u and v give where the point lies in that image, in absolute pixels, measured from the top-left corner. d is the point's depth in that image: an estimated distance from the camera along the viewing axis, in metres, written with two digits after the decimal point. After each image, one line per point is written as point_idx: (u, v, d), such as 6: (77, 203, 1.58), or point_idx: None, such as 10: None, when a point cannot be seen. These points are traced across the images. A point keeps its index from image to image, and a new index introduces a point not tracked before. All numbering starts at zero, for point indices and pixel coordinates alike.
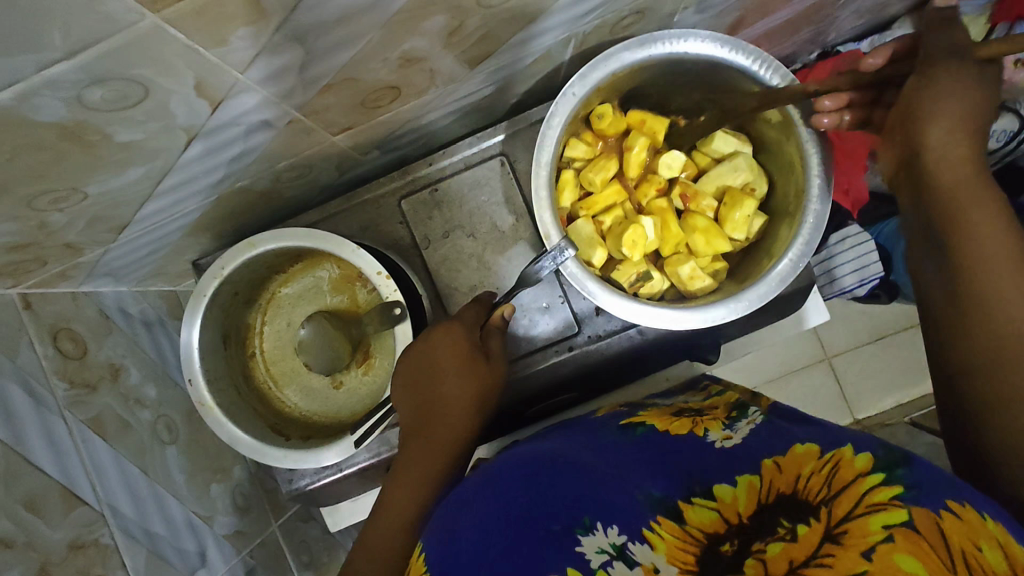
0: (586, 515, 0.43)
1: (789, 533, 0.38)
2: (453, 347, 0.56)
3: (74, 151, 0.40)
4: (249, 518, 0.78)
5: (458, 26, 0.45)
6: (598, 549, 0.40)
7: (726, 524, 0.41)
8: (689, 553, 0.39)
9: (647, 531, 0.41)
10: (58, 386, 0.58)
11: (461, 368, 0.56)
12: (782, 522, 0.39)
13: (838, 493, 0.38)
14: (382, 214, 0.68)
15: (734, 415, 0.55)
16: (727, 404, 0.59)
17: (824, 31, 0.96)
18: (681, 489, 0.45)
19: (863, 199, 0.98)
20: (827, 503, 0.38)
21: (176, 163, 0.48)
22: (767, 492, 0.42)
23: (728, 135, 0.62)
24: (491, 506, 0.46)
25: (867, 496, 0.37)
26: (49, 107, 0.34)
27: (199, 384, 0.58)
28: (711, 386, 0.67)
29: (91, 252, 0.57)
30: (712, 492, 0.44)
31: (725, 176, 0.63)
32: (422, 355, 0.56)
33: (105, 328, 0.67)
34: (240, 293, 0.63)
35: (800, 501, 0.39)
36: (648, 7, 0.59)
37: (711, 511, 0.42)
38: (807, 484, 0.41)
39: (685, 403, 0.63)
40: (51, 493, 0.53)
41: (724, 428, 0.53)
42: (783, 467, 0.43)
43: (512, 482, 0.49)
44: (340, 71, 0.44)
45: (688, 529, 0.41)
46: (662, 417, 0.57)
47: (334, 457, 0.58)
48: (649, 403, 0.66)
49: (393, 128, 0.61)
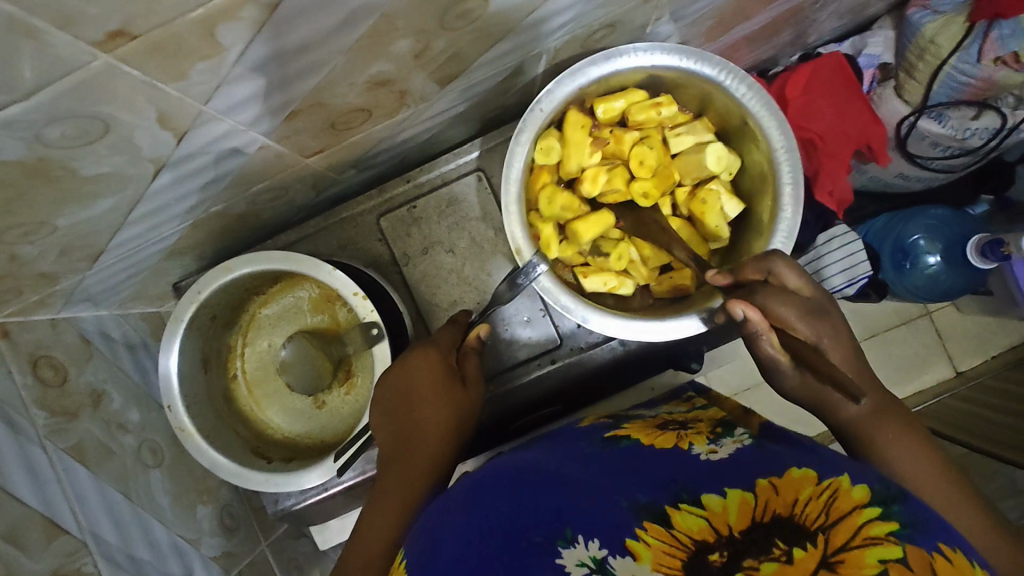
0: (569, 528, 0.42)
1: (784, 555, 0.36)
2: (428, 371, 0.57)
3: (39, 187, 0.40)
4: (237, 539, 0.78)
5: (424, 48, 0.45)
6: (579, 562, 0.39)
7: (715, 534, 0.39)
8: (674, 557, 0.38)
9: (630, 541, 0.40)
10: (38, 416, 0.58)
11: (437, 389, 0.56)
12: (777, 543, 0.37)
13: (836, 521, 0.37)
14: (360, 232, 0.68)
15: (720, 432, 0.56)
16: (712, 420, 0.59)
17: (804, 30, 0.97)
18: (668, 496, 0.44)
19: (848, 198, 1.02)
20: (825, 530, 0.37)
21: (146, 193, 0.48)
22: (761, 511, 0.40)
23: (680, 135, 0.60)
24: (472, 516, 0.46)
25: (864, 528, 0.36)
26: (9, 146, 0.34)
27: (178, 410, 0.58)
28: (696, 399, 0.67)
29: (66, 280, 0.57)
30: (700, 501, 0.42)
31: (692, 170, 0.61)
32: (399, 381, 0.56)
33: (85, 354, 0.66)
34: (219, 316, 0.62)
35: (796, 524, 0.38)
36: (619, 20, 0.58)
37: (698, 518, 0.41)
38: (804, 508, 0.39)
39: (668, 415, 0.63)
40: (32, 524, 0.53)
41: (709, 443, 0.53)
42: (779, 488, 0.42)
43: (498, 491, 0.49)
44: (307, 96, 0.44)
45: (675, 534, 0.40)
46: (646, 432, 0.57)
47: (316, 479, 0.58)
48: (634, 414, 0.66)
49: (368, 147, 0.60)
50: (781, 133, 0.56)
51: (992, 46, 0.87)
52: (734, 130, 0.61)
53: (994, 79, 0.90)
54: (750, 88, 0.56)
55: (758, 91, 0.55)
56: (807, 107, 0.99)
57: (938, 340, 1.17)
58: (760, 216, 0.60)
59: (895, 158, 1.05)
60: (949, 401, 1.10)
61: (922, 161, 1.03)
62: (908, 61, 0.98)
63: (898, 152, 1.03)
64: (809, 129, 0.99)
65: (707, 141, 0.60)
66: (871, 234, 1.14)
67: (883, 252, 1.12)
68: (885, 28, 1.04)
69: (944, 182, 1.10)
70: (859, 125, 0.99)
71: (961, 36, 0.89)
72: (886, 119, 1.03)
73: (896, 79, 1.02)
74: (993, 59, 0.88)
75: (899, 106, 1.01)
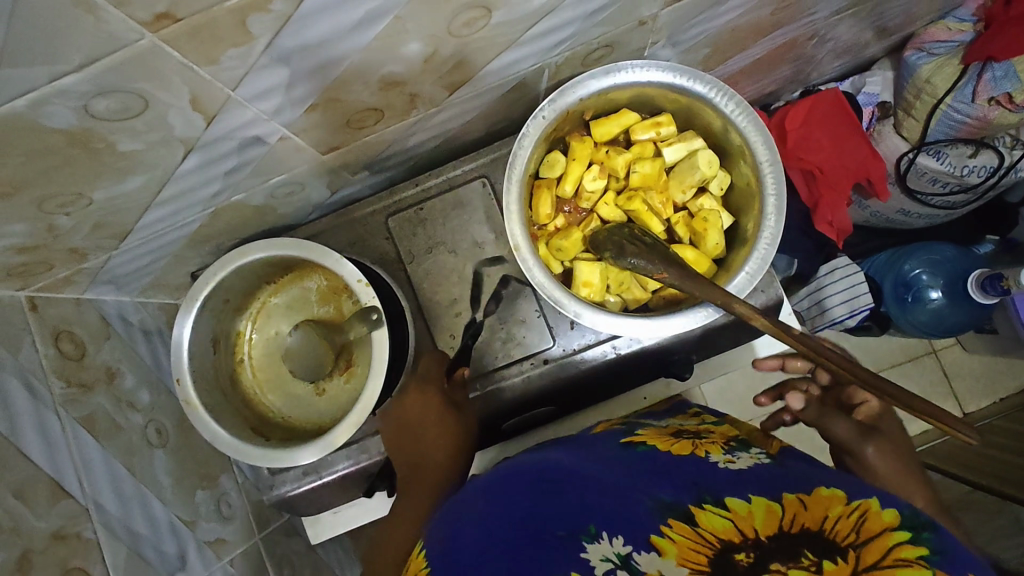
0: (592, 523, 0.43)
1: (813, 565, 0.35)
2: (427, 403, 0.63)
3: (81, 158, 0.44)
4: (233, 527, 0.80)
5: (432, 53, 0.50)
6: (602, 557, 0.40)
7: (742, 535, 0.39)
8: (700, 553, 0.39)
9: (655, 537, 0.41)
10: (55, 384, 0.61)
11: (437, 419, 0.63)
12: (805, 553, 0.36)
13: (866, 540, 0.36)
14: (370, 230, 0.72)
15: (734, 445, 0.57)
16: (727, 435, 0.60)
17: (803, 66, 1.02)
18: (691, 496, 0.44)
19: (848, 229, 1.07)
20: (855, 547, 0.36)
21: (173, 174, 0.52)
22: (788, 522, 0.40)
23: (670, 145, 0.60)
24: (498, 511, 0.48)
25: (895, 550, 0.35)
26: (60, 114, 0.39)
27: (186, 383, 0.60)
28: (703, 415, 0.68)
29: (94, 259, 0.62)
30: (725, 504, 0.43)
31: (684, 177, 0.60)
32: (406, 414, 0.63)
33: (104, 333, 0.71)
34: (231, 301, 0.66)
35: (825, 539, 0.37)
36: (617, 41, 0.62)
37: (724, 519, 0.41)
38: (834, 525, 0.38)
39: (681, 426, 0.64)
40: (39, 484, 0.56)
41: (724, 453, 0.54)
42: (808, 505, 0.42)
43: (519, 487, 0.51)
44: (325, 91, 0.49)
45: (700, 532, 0.41)
46: (662, 439, 0.59)
47: (310, 457, 0.60)
48: (644, 422, 0.68)
49: (380, 149, 0.65)
50: (767, 148, 0.57)
51: (986, 86, 0.91)
52: (723, 146, 0.61)
53: (989, 118, 0.94)
54: (738, 105, 0.57)
55: (746, 106, 0.56)
56: (806, 139, 1.04)
57: (944, 378, 1.23)
58: (744, 229, 0.60)
59: (895, 193, 1.09)
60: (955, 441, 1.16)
61: (922, 197, 1.06)
62: (906, 100, 1.03)
63: (898, 186, 1.07)
64: (809, 161, 1.04)
65: (695, 149, 0.60)
66: (875, 268, 1.17)
67: (884, 286, 1.15)
68: (885, 68, 1.10)
69: (945, 220, 1.14)
70: (858, 160, 1.04)
71: (956, 76, 0.94)
72: (885, 155, 1.08)
73: (894, 117, 1.07)
74: (987, 99, 0.92)
75: (899, 142, 1.05)
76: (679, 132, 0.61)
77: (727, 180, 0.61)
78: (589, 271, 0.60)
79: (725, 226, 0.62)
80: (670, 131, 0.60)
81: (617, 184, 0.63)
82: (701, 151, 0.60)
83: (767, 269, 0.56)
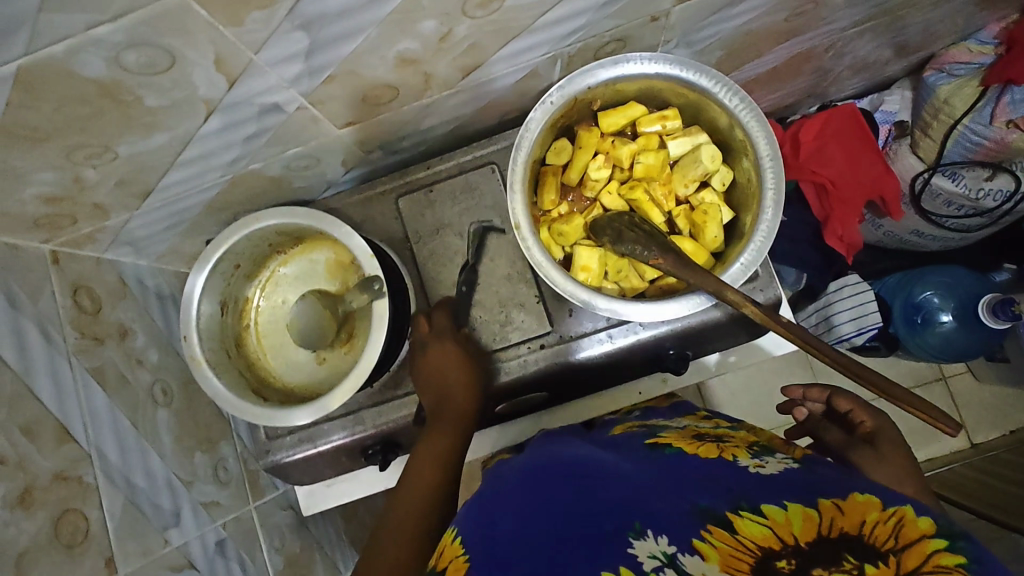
0: (638, 522, 0.43)
1: (854, 570, 0.36)
2: (446, 353, 0.66)
3: (110, 109, 0.47)
4: (228, 492, 0.81)
5: (447, 32, 0.52)
6: (650, 554, 0.40)
7: (782, 542, 0.40)
8: (743, 561, 0.39)
9: (697, 542, 0.41)
10: (70, 334, 0.64)
11: (455, 362, 0.66)
12: (847, 558, 0.37)
13: (904, 548, 0.36)
14: (380, 209, 0.74)
15: (758, 449, 0.55)
16: (747, 440, 0.58)
17: (821, 79, 1.03)
18: (729, 502, 0.44)
19: (857, 244, 1.07)
20: (895, 554, 0.36)
21: (195, 135, 0.54)
22: (826, 527, 0.40)
23: (675, 139, 0.62)
24: (538, 503, 0.49)
25: (932, 558, 0.35)
26: (93, 64, 0.42)
27: (192, 340, 0.63)
28: (718, 420, 0.66)
29: (116, 217, 0.65)
30: (762, 510, 0.43)
31: (688, 169, 0.61)
32: (437, 358, 0.66)
33: (120, 293, 0.73)
34: (241, 267, 0.68)
35: (865, 546, 0.37)
36: (629, 36, 0.64)
37: (762, 526, 0.41)
38: (871, 530, 0.38)
39: (698, 428, 0.63)
40: (47, 425, 0.58)
41: (752, 457, 0.53)
42: (844, 509, 0.41)
43: (556, 485, 0.51)
44: (343, 63, 0.51)
45: (740, 539, 0.41)
46: (686, 442, 0.57)
47: (304, 418, 0.62)
48: (660, 422, 0.66)
49: (395, 129, 0.67)
50: (768, 144, 0.58)
51: (1004, 109, 0.91)
52: (728, 142, 0.62)
53: (1007, 142, 0.93)
54: (742, 100, 0.58)
55: (749, 101, 0.58)
56: (820, 152, 1.04)
57: (952, 406, 1.21)
58: (743, 224, 0.61)
59: (909, 213, 1.08)
60: (961, 471, 1.13)
61: (936, 219, 1.06)
62: (923, 120, 1.04)
63: (912, 208, 1.06)
64: (824, 174, 1.03)
65: (699, 143, 0.62)
66: (886, 289, 1.16)
67: (893, 307, 1.14)
68: (904, 88, 1.10)
69: (960, 245, 1.13)
70: (872, 177, 1.04)
71: (975, 98, 0.94)
72: (900, 174, 1.07)
73: (911, 136, 1.07)
74: (1005, 122, 0.92)
75: (915, 163, 1.04)
76: (684, 127, 0.62)
77: (729, 175, 0.62)
78: (588, 256, 0.61)
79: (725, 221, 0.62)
80: (675, 125, 0.62)
81: (621, 174, 0.64)
82: (706, 146, 0.61)
83: (762, 261, 0.57)
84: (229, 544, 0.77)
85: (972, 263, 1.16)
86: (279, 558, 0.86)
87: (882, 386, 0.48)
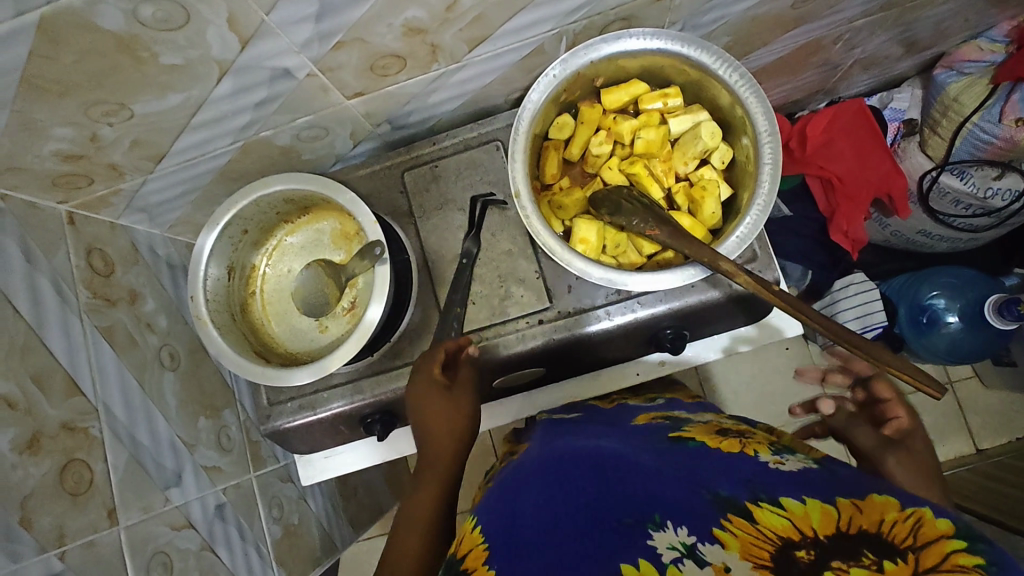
0: (657, 514, 0.43)
1: (874, 564, 0.33)
2: (424, 388, 0.64)
3: (127, 65, 0.49)
4: (230, 459, 0.83)
5: (453, 2, 0.53)
6: (669, 545, 0.39)
7: (801, 533, 0.37)
8: (762, 548, 0.37)
9: (717, 531, 0.39)
10: (82, 292, 0.66)
11: (436, 399, 0.63)
12: (866, 553, 0.34)
13: (923, 545, 0.33)
14: (386, 183, 0.76)
15: (780, 447, 0.53)
16: (771, 439, 0.57)
17: (830, 73, 1.03)
18: (748, 492, 0.42)
19: (862, 240, 1.07)
20: (913, 551, 0.33)
21: (209, 98, 0.56)
22: (845, 523, 0.37)
23: (676, 116, 0.63)
24: (559, 500, 0.48)
25: (951, 557, 0.31)
26: (112, 16, 0.44)
27: (199, 301, 0.65)
28: (737, 420, 0.65)
29: (131, 180, 0.67)
30: (780, 502, 0.40)
31: (687, 145, 0.62)
32: (418, 397, 0.64)
33: (132, 258, 0.76)
34: (250, 233, 0.70)
35: (883, 542, 0.34)
36: (633, 15, 0.65)
37: (781, 517, 0.39)
38: (890, 528, 0.35)
39: (722, 423, 0.62)
40: (56, 375, 0.60)
41: (773, 453, 0.50)
42: (863, 509, 0.38)
43: (579, 477, 0.51)
44: (351, 28, 0.53)
45: (760, 527, 0.39)
46: (710, 435, 0.56)
47: (305, 376, 0.63)
48: (682, 417, 0.65)
49: (402, 102, 0.69)
50: (767, 120, 0.58)
51: (1014, 107, 0.91)
52: (728, 120, 0.63)
53: (1015, 140, 0.93)
54: (742, 76, 0.59)
55: (749, 77, 0.58)
56: (828, 147, 1.04)
57: (957, 410, 1.19)
58: (740, 201, 0.62)
59: (917, 212, 1.07)
60: (965, 475, 1.12)
61: (944, 219, 1.05)
62: (932, 118, 1.04)
63: (920, 206, 1.05)
64: (830, 170, 1.04)
65: (700, 121, 0.62)
66: (894, 290, 1.15)
67: (900, 307, 1.13)
68: (914, 85, 1.10)
69: (967, 247, 1.13)
70: (881, 174, 1.03)
71: (985, 94, 0.95)
72: (908, 172, 1.07)
73: (920, 134, 1.07)
74: (1014, 120, 0.91)
75: (923, 161, 1.05)
76: (685, 104, 0.63)
77: (727, 154, 0.63)
78: (586, 228, 0.62)
79: (723, 198, 0.63)
80: (676, 101, 0.63)
81: (622, 151, 0.65)
82: (706, 123, 0.62)
83: (757, 234, 0.58)
84: (228, 509, 0.79)
85: (979, 265, 1.15)
86: (277, 528, 0.88)
87: (881, 360, 0.53)
